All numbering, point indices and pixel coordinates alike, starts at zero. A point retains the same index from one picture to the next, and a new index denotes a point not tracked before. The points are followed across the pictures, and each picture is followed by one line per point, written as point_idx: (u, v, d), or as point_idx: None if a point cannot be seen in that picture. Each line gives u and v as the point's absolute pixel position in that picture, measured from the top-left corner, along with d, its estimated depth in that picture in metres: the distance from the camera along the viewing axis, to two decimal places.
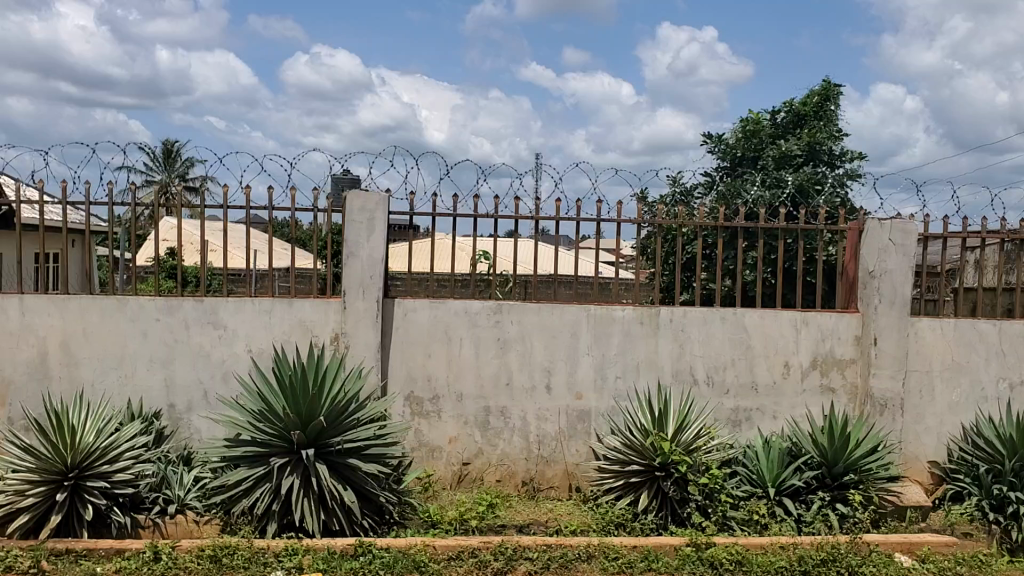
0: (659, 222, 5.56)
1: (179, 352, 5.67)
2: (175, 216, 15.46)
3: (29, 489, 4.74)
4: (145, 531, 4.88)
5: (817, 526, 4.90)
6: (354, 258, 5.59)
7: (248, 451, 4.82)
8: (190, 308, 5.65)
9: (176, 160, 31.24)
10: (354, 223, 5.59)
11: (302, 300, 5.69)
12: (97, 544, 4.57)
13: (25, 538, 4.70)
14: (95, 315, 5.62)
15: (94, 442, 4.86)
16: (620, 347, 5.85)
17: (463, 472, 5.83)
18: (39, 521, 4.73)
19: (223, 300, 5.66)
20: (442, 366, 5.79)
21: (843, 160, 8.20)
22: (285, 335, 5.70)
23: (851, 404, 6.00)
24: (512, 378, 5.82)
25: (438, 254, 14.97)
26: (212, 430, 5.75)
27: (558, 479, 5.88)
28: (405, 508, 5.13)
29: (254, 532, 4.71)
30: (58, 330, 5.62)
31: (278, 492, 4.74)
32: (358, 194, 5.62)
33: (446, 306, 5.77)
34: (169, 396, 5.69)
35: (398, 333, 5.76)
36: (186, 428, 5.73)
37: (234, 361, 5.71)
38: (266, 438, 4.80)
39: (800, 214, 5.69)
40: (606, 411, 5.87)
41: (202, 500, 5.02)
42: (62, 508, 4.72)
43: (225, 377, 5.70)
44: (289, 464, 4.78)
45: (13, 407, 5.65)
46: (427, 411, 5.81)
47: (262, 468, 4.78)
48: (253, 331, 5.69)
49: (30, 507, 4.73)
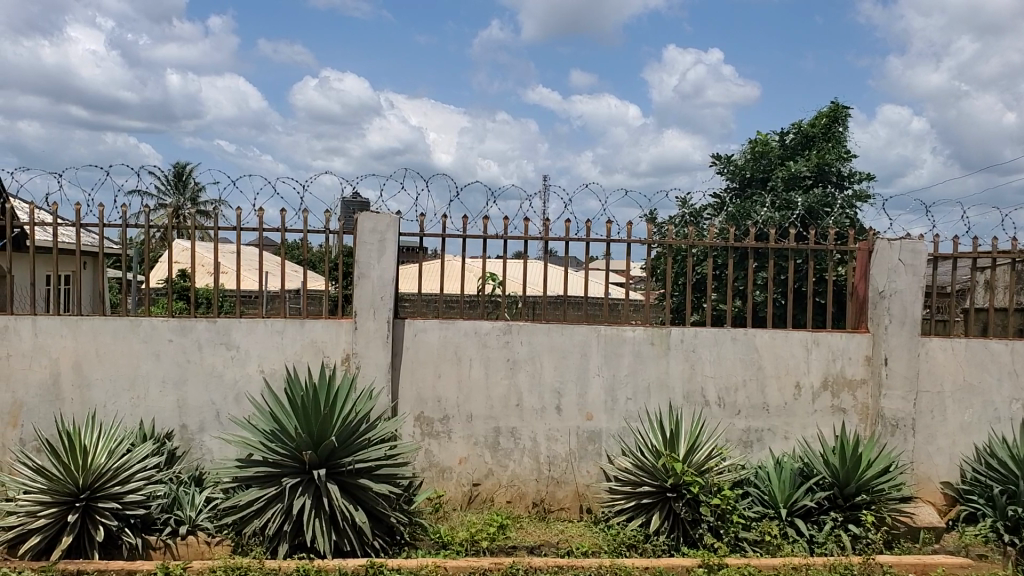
0: (669, 242, 5.56)
1: (191, 373, 5.69)
2: (187, 239, 15.55)
3: (40, 510, 4.76)
4: (157, 552, 4.89)
5: (829, 547, 4.88)
6: (365, 279, 5.62)
7: (260, 471, 4.82)
8: (203, 330, 5.68)
9: (188, 184, 31.42)
10: (365, 244, 5.62)
11: (312, 321, 5.71)
12: (107, 566, 4.58)
13: (36, 559, 4.71)
14: (109, 336, 5.65)
15: (106, 463, 4.88)
16: (631, 368, 5.85)
17: (473, 493, 5.82)
18: (51, 542, 4.74)
19: (235, 321, 5.69)
20: (452, 386, 5.80)
21: (851, 181, 8.23)
22: (296, 355, 5.73)
23: (862, 424, 5.99)
24: (522, 398, 5.82)
25: (448, 275, 15.03)
26: (223, 451, 5.75)
27: (569, 500, 5.87)
28: (416, 529, 5.12)
29: (266, 552, 4.71)
30: (71, 351, 5.65)
31: (289, 512, 4.74)
32: (368, 215, 5.66)
33: (456, 326, 5.78)
34: (181, 417, 5.71)
35: (408, 353, 5.77)
36: (197, 449, 5.74)
37: (246, 382, 5.72)
38: (278, 457, 4.81)
39: (811, 233, 5.69)
40: (617, 432, 5.87)
41: (214, 520, 5.01)
42: (73, 529, 4.74)
43: (237, 397, 5.72)
44: (301, 484, 4.78)
45: (25, 428, 5.67)
46: (437, 431, 5.81)
47: (274, 489, 4.78)
48: (266, 351, 5.72)
49: (41, 527, 4.75)
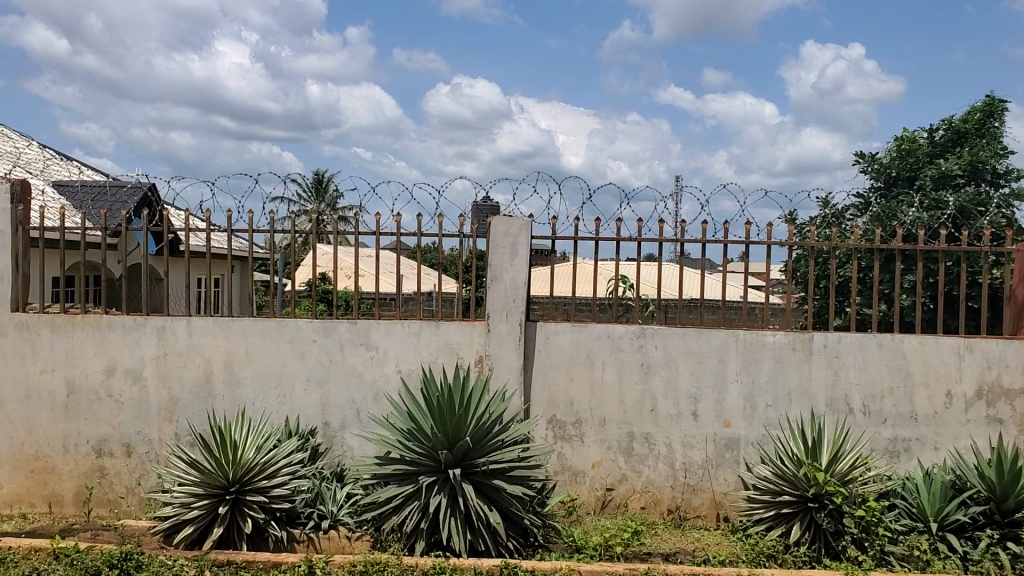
0: (809, 244, 5.39)
1: (333, 372, 5.88)
2: (328, 242, 16.15)
3: (194, 502, 5.02)
4: (301, 545, 5.07)
5: (985, 564, 4.59)
6: (498, 281, 5.67)
7: (398, 469, 4.94)
8: (344, 330, 5.86)
9: (328, 190, 32.58)
10: (498, 248, 5.68)
11: (447, 322, 5.81)
12: (255, 557, 4.78)
13: (190, 548, 4.97)
14: (256, 336, 5.91)
15: (254, 458, 5.09)
16: (770, 373, 5.70)
17: (607, 497, 5.79)
18: (203, 533, 5.00)
19: (374, 322, 5.85)
20: (585, 390, 5.79)
21: (1008, 178, 7.77)
22: (432, 356, 5.84)
23: (1021, 437, 5.64)
24: (657, 403, 5.76)
25: (580, 278, 15.03)
26: (363, 448, 5.92)
27: (705, 508, 5.77)
28: (551, 531, 5.14)
29: (403, 549, 4.82)
30: (223, 350, 5.95)
31: (426, 510, 4.83)
32: (501, 219, 5.72)
33: (589, 330, 5.77)
34: (324, 414, 5.91)
35: (541, 356, 5.80)
36: (339, 446, 5.92)
37: (385, 382, 5.87)
38: (415, 456, 4.91)
39: (963, 233, 5.40)
40: (755, 439, 5.73)
41: (354, 516, 5.16)
42: (224, 520, 4.98)
43: (376, 397, 5.87)
44: (437, 483, 4.87)
45: (181, 423, 6.02)
46: (570, 435, 5.81)
47: (411, 487, 4.89)
48: (403, 351, 5.85)
49: (194, 518, 5.01)
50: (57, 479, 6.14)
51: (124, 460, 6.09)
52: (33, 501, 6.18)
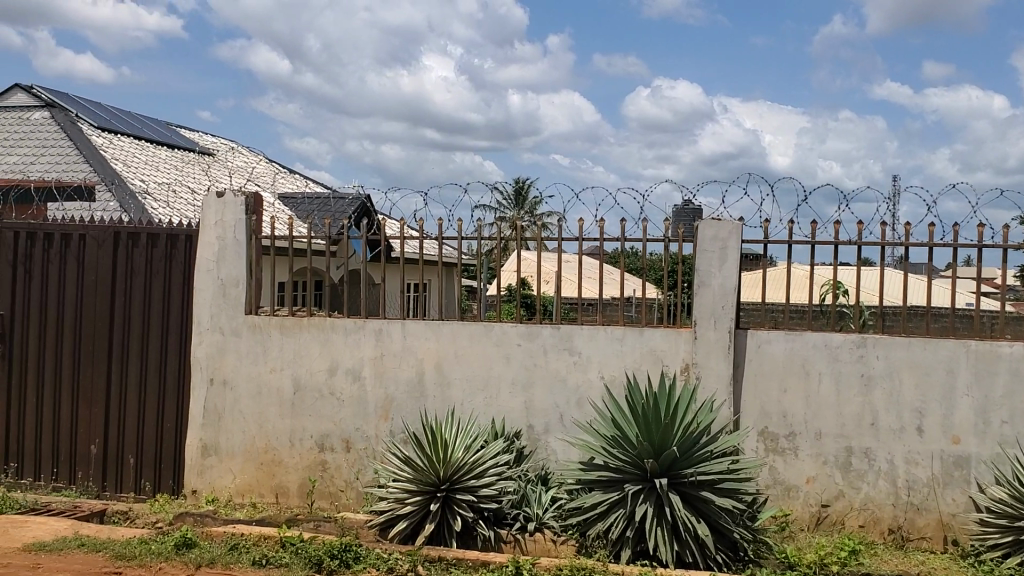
0: None
1: (539, 376, 5.97)
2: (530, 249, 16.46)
3: (407, 498, 5.25)
4: (508, 546, 5.17)
5: None
6: (706, 287, 5.58)
7: (604, 475, 4.96)
8: (549, 335, 5.95)
9: (528, 198, 33.19)
10: (706, 252, 5.59)
11: (652, 329, 5.76)
12: (465, 554, 4.93)
13: (404, 543, 5.19)
14: (465, 339, 6.12)
15: (463, 457, 5.26)
16: (1006, 387, 5.28)
17: (822, 514, 5.55)
18: (415, 528, 5.21)
19: (579, 328, 5.90)
20: (799, 401, 5.57)
21: None
22: (636, 362, 5.80)
23: None
24: (877, 417, 5.46)
25: (789, 284, 14.50)
26: (568, 453, 5.96)
27: (931, 530, 5.42)
28: (761, 546, 4.97)
29: (609, 556, 4.82)
30: (434, 352, 6.20)
31: (632, 518, 4.81)
32: (710, 224, 5.62)
33: (803, 338, 5.55)
34: (529, 418, 6.01)
35: (751, 365, 5.63)
36: (544, 449, 6.00)
37: (589, 388, 5.90)
38: (620, 463, 4.92)
39: None
40: (990, 459, 5.32)
41: (560, 520, 5.22)
42: (436, 517, 5.17)
43: (581, 402, 5.91)
44: (643, 492, 4.85)
45: (395, 421, 6.33)
46: (782, 448, 5.61)
47: (616, 493, 4.88)
48: (608, 357, 5.85)
49: (408, 514, 5.23)
50: (284, 471, 6.63)
51: (344, 455, 6.47)
52: (263, 491, 6.68)
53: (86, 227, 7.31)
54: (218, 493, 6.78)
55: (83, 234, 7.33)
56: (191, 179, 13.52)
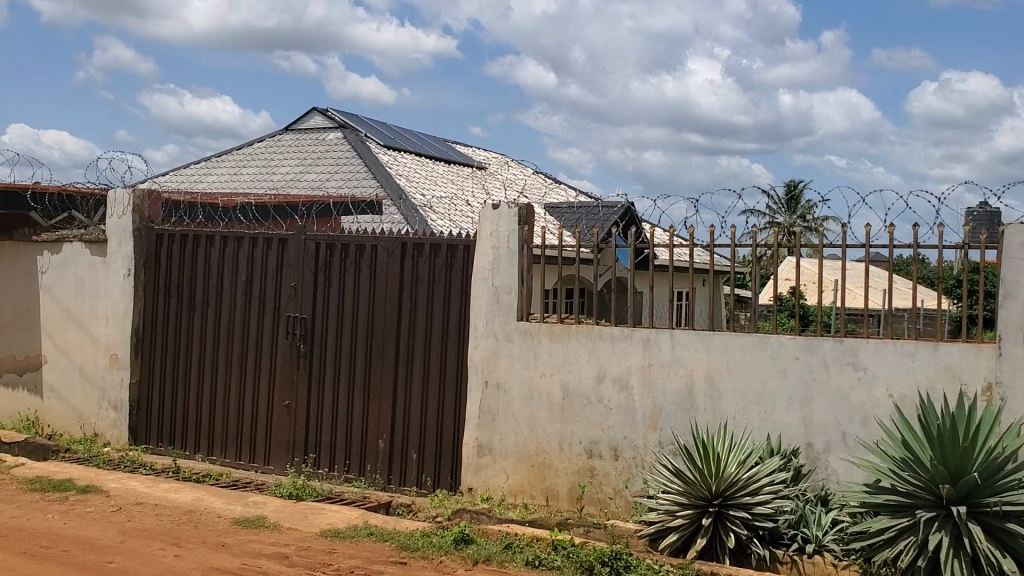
0: None
1: (818, 392, 5.74)
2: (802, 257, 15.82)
3: (679, 510, 5.37)
4: (784, 566, 5.06)
5: None
6: (1011, 300, 5.20)
7: (892, 499, 4.72)
8: (830, 348, 5.71)
9: (799, 203, 31.91)
10: (1012, 262, 5.21)
11: (948, 344, 5.38)
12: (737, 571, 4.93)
13: (676, 555, 5.28)
14: (739, 351, 6.02)
15: (736, 472, 5.30)
16: None
17: None
18: (686, 542, 5.27)
19: (863, 341, 5.62)
20: None
21: None
22: (930, 380, 5.44)
23: None
24: None
25: None
26: (851, 474, 5.64)
27: None
28: None
29: None
30: (705, 363, 6.13)
31: (924, 547, 4.50)
32: (1016, 231, 5.27)
33: None
34: (807, 435, 5.77)
35: None
36: (824, 469, 5.73)
37: (874, 406, 5.59)
38: (910, 487, 4.69)
39: None
40: None
41: (842, 544, 5.03)
42: (708, 532, 5.22)
43: (865, 420, 5.60)
44: (936, 519, 4.57)
45: (664, 431, 6.29)
46: None
47: (906, 519, 4.61)
48: (896, 373, 5.52)
49: (679, 527, 5.34)
50: (554, 475, 6.79)
51: (612, 463, 6.54)
52: (534, 493, 6.89)
53: (378, 239, 8.00)
54: (493, 492, 7.08)
55: (375, 245, 8.03)
56: (467, 192, 14.27)
